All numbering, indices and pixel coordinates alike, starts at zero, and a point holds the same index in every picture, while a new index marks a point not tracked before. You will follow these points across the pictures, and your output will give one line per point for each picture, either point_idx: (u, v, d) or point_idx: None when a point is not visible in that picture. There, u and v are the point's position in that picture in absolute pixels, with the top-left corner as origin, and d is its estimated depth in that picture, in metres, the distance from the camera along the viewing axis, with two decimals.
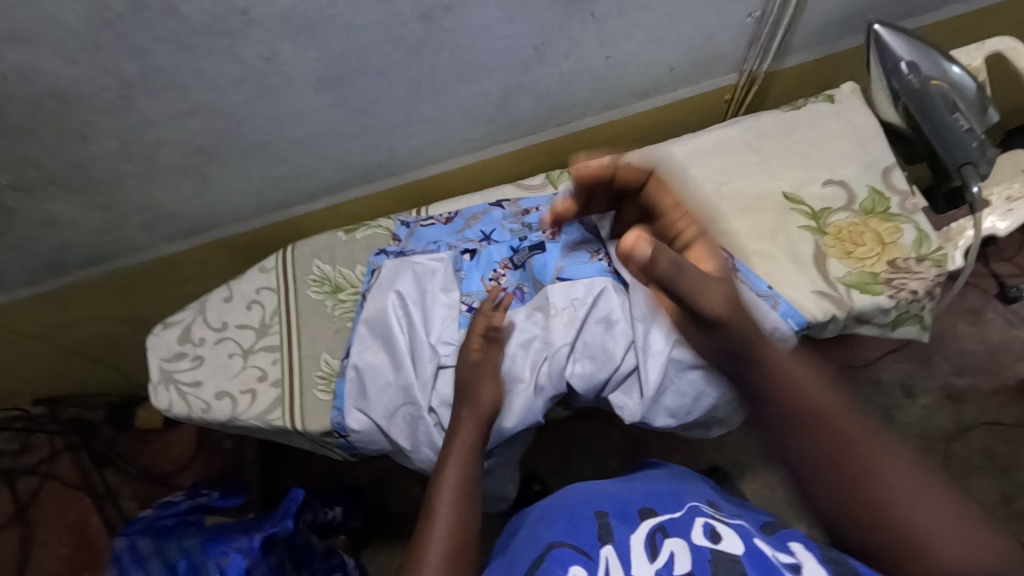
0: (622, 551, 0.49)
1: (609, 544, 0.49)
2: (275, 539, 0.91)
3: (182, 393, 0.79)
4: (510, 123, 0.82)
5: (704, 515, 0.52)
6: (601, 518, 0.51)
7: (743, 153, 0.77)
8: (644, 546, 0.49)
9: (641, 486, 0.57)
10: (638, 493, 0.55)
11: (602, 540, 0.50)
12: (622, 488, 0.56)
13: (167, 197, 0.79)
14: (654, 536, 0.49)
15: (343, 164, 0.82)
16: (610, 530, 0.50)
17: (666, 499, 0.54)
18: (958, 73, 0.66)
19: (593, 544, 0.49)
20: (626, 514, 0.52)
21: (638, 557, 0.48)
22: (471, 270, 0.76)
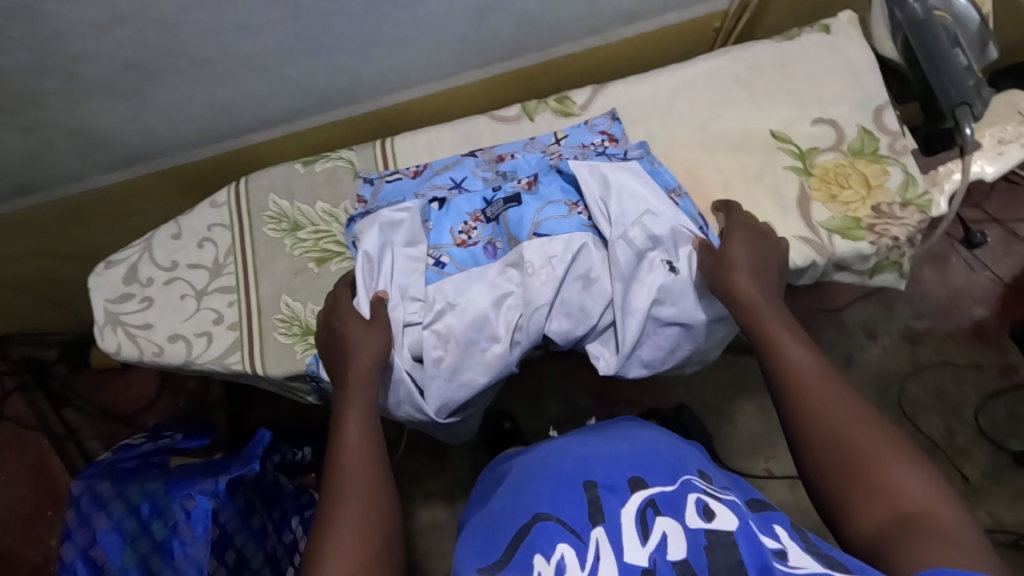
0: (613, 530, 0.45)
1: (599, 524, 0.46)
2: (241, 481, 0.89)
3: (131, 336, 0.74)
4: (483, 47, 0.75)
5: (699, 489, 0.48)
6: (591, 491, 0.49)
7: (732, 87, 0.73)
8: (636, 523, 0.45)
9: (631, 451, 0.53)
10: (630, 459, 0.52)
11: (592, 519, 0.46)
12: (613, 453, 0.53)
13: (100, 121, 0.71)
14: (645, 512, 0.46)
15: (299, 89, 0.74)
16: (600, 507, 0.47)
17: (658, 469, 0.50)
18: (963, 4, 0.62)
19: (583, 523, 0.46)
20: (616, 487, 0.49)
21: (629, 540, 0.44)
22: (440, 220, 0.72)
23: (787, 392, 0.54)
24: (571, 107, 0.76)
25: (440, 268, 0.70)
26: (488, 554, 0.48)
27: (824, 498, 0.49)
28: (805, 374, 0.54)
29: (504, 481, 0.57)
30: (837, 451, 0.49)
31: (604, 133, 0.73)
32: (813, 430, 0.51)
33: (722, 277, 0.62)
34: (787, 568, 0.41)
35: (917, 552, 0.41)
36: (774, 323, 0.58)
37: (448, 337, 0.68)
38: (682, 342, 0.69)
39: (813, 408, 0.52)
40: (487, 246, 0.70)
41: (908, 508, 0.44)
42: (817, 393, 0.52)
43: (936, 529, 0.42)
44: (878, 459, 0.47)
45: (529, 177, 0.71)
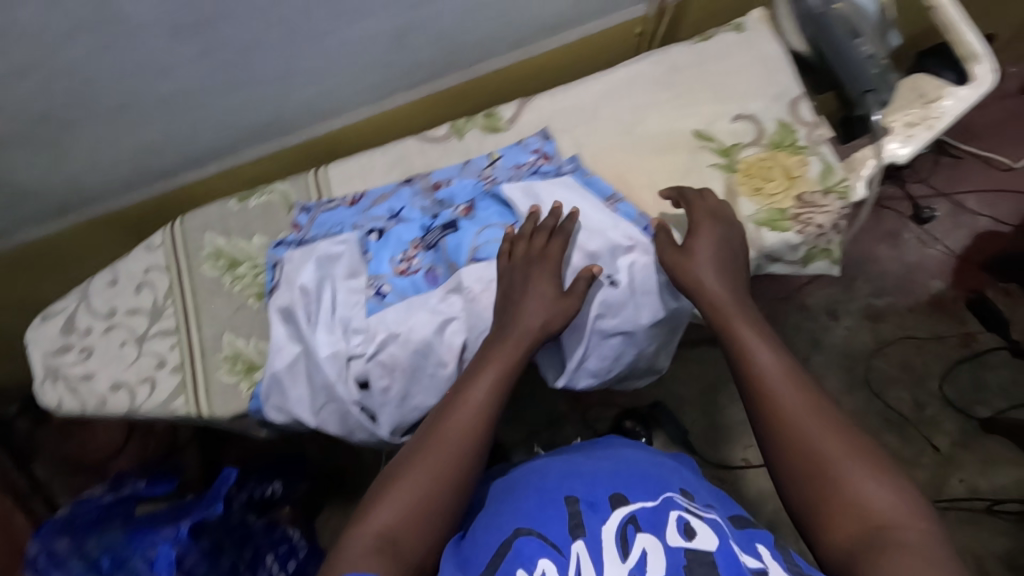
0: (594, 546, 0.46)
1: (580, 538, 0.46)
2: (205, 524, 0.88)
3: (73, 387, 0.73)
4: (406, 69, 0.75)
5: (680, 507, 0.49)
6: (572, 506, 0.49)
7: (653, 90, 0.74)
8: (616, 540, 0.46)
9: (612, 468, 0.54)
10: (609, 476, 0.52)
11: (572, 533, 0.46)
12: (593, 470, 0.53)
13: (20, 172, 0.70)
14: (625, 530, 0.46)
15: (224, 124, 0.74)
16: (581, 522, 0.47)
17: (639, 486, 0.51)
18: None
19: (564, 538, 0.46)
20: (597, 503, 0.49)
21: (610, 556, 0.45)
22: (379, 251, 0.72)
23: (760, 401, 0.52)
24: (498, 122, 0.76)
25: (381, 298, 0.70)
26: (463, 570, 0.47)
27: (797, 511, 0.49)
28: (776, 380, 0.52)
29: (485, 501, 0.56)
30: (808, 465, 0.48)
31: (538, 152, 0.73)
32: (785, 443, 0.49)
33: (689, 280, 0.60)
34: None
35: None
36: (744, 326, 0.56)
37: (392, 367, 0.69)
38: (628, 349, 0.71)
39: (787, 417, 0.50)
40: (428, 273, 0.70)
41: (875, 523, 0.44)
42: (786, 402, 0.51)
43: (903, 547, 0.42)
44: (846, 474, 0.47)
45: (466, 203, 0.72)
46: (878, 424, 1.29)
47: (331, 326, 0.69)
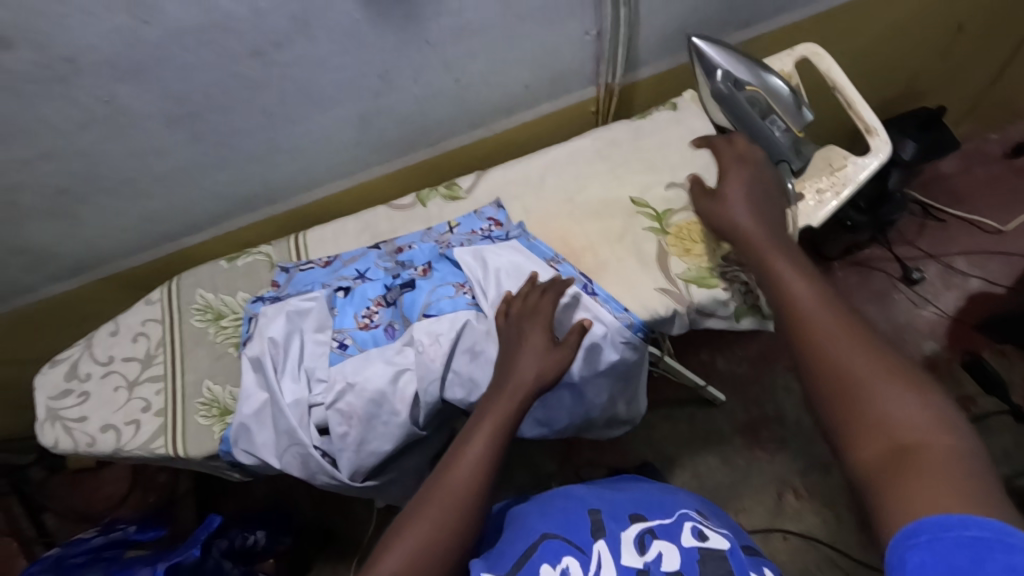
0: (612, 544, 0.60)
1: (601, 539, 0.60)
2: (179, 567, 0.91)
3: (68, 428, 0.81)
4: (378, 146, 0.86)
5: (693, 521, 0.64)
6: (595, 516, 0.64)
7: (596, 162, 0.82)
8: (634, 543, 0.60)
9: (635, 499, 0.69)
10: (632, 503, 0.67)
11: (595, 538, 0.61)
12: (619, 499, 0.68)
13: (42, 238, 0.81)
14: (643, 537, 0.60)
15: (219, 196, 0.85)
16: (602, 527, 0.62)
17: (656, 511, 0.66)
18: (771, 80, 0.71)
19: (587, 539, 0.60)
20: (619, 517, 0.64)
21: (628, 551, 0.59)
22: (344, 307, 0.79)
23: (789, 318, 0.52)
24: (458, 191, 0.85)
25: (343, 350, 0.77)
26: (505, 561, 0.61)
27: (826, 432, 0.46)
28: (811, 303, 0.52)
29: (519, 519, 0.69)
30: (835, 383, 0.46)
31: (491, 220, 0.81)
32: (815, 358, 0.48)
33: (732, 223, 0.65)
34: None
35: (904, 499, 0.38)
36: (782, 264, 0.58)
37: (350, 415, 0.74)
38: (571, 402, 0.76)
39: (815, 337, 0.49)
40: (387, 328, 0.77)
41: (905, 439, 0.41)
42: (819, 321, 0.50)
43: (939, 465, 0.39)
44: (876, 390, 0.44)
45: (425, 265, 0.79)
46: None
47: (297, 375, 0.76)
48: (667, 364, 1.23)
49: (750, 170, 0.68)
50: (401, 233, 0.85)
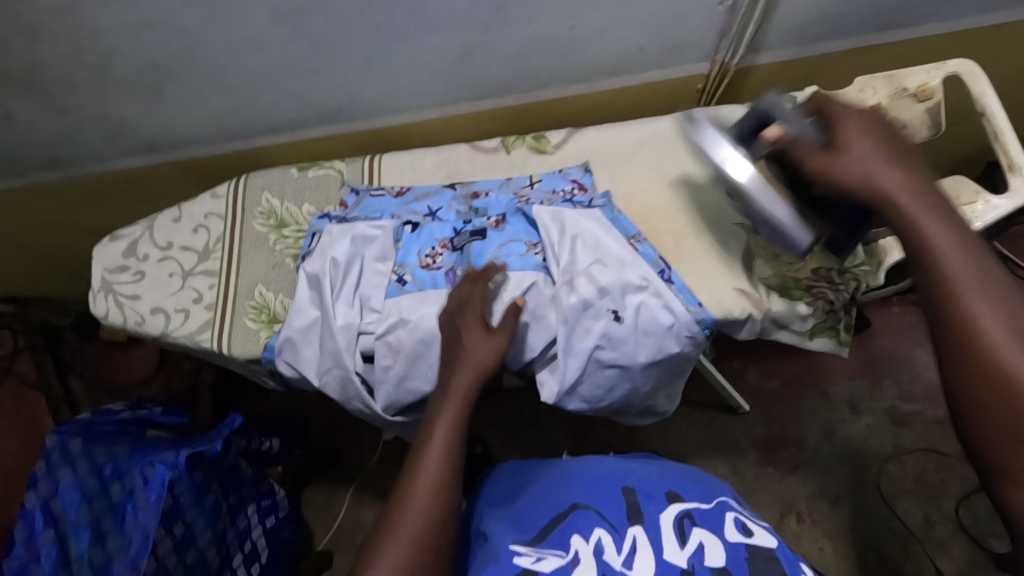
0: (650, 530, 0.59)
1: (638, 525, 0.60)
2: (201, 456, 0.93)
3: (120, 303, 0.81)
4: (472, 82, 0.82)
5: (735, 510, 0.63)
6: (629, 496, 0.63)
7: (695, 143, 0.77)
8: (675, 529, 0.59)
9: (670, 474, 0.67)
10: (670, 479, 0.66)
11: (630, 519, 0.60)
12: (658, 473, 0.67)
13: (123, 109, 0.80)
14: (683, 522, 0.59)
15: (302, 101, 0.82)
16: (639, 511, 0.61)
17: (694, 489, 0.65)
18: None
19: (622, 522, 0.60)
20: (655, 497, 0.63)
21: (671, 542, 0.57)
22: (409, 242, 0.78)
23: (925, 288, 0.48)
24: (546, 145, 0.81)
25: (402, 284, 0.76)
26: (534, 524, 0.62)
27: (966, 413, 0.46)
28: (959, 264, 0.47)
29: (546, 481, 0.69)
30: (981, 369, 0.45)
31: (575, 183, 0.77)
32: (962, 331, 0.46)
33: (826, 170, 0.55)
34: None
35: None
36: (920, 219, 0.50)
37: (397, 350, 0.74)
38: (620, 383, 0.73)
39: (956, 317, 0.46)
40: (447, 272, 0.75)
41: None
42: (969, 284, 0.46)
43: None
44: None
45: (498, 216, 0.77)
46: (883, 531, 1.26)
47: (350, 300, 0.75)
48: (704, 364, 1.20)
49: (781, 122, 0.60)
50: (479, 177, 0.82)
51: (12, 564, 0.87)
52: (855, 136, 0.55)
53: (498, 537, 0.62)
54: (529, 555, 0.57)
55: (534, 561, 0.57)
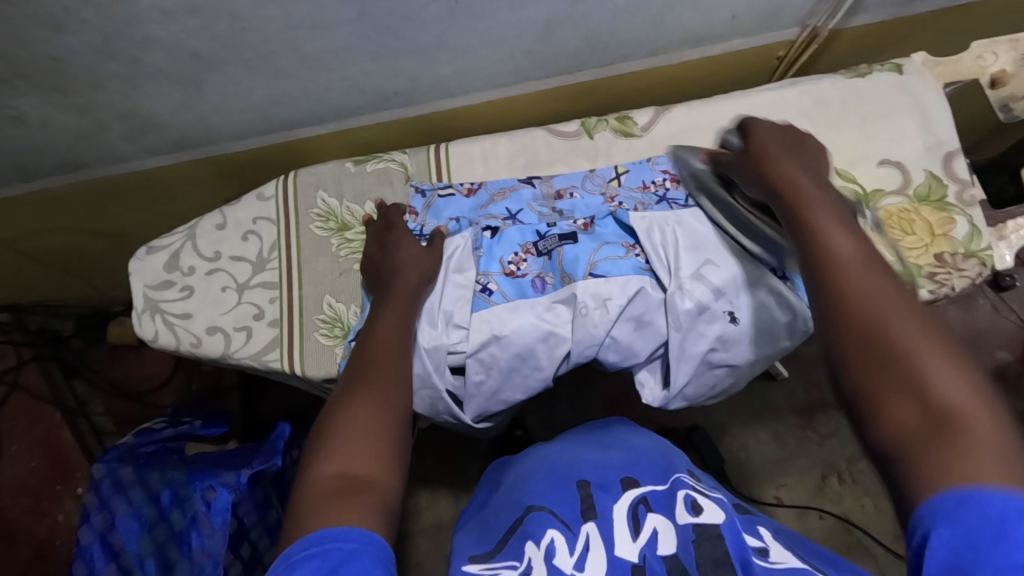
0: (604, 523, 0.53)
1: (592, 518, 0.53)
2: (263, 475, 0.88)
3: (170, 323, 0.73)
4: (546, 59, 0.74)
5: (687, 487, 0.57)
6: (584, 489, 0.57)
7: (797, 120, 0.72)
8: (627, 519, 0.53)
9: (627, 460, 0.62)
10: (624, 465, 0.61)
11: (584, 515, 0.54)
12: (614, 460, 0.62)
13: (155, 104, 0.70)
14: (636, 510, 0.54)
15: (358, 88, 0.74)
16: (592, 502, 0.55)
17: (648, 473, 0.60)
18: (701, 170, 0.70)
19: (575, 517, 0.54)
20: (609, 486, 0.57)
21: (623, 533, 0.52)
22: (491, 248, 0.71)
23: (847, 311, 0.45)
24: (632, 127, 0.75)
25: (487, 295, 0.70)
26: (489, 539, 0.56)
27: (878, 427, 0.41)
28: (867, 283, 0.46)
29: (496, 490, 0.66)
30: (890, 393, 0.41)
31: (667, 172, 0.73)
32: (871, 333, 0.43)
33: (759, 167, 0.60)
34: (767, 563, 0.49)
35: (943, 441, 0.37)
36: (827, 235, 0.51)
37: (490, 364, 0.69)
38: (726, 381, 0.70)
39: (877, 330, 0.43)
40: (536, 280, 0.70)
41: (910, 367, 0.41)
42: (863, 278, 0.47)
43: (926, 392, 0.39)
44: (937, 376, 0.40)
45: (586, 218, 0.72)
46: None
47: (434, 317, 0.69)
48: None
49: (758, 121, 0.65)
50: (565, 167, 0.76)
51: None
52: (776, 152, 0.59)
53: (455, 557, 0.56)
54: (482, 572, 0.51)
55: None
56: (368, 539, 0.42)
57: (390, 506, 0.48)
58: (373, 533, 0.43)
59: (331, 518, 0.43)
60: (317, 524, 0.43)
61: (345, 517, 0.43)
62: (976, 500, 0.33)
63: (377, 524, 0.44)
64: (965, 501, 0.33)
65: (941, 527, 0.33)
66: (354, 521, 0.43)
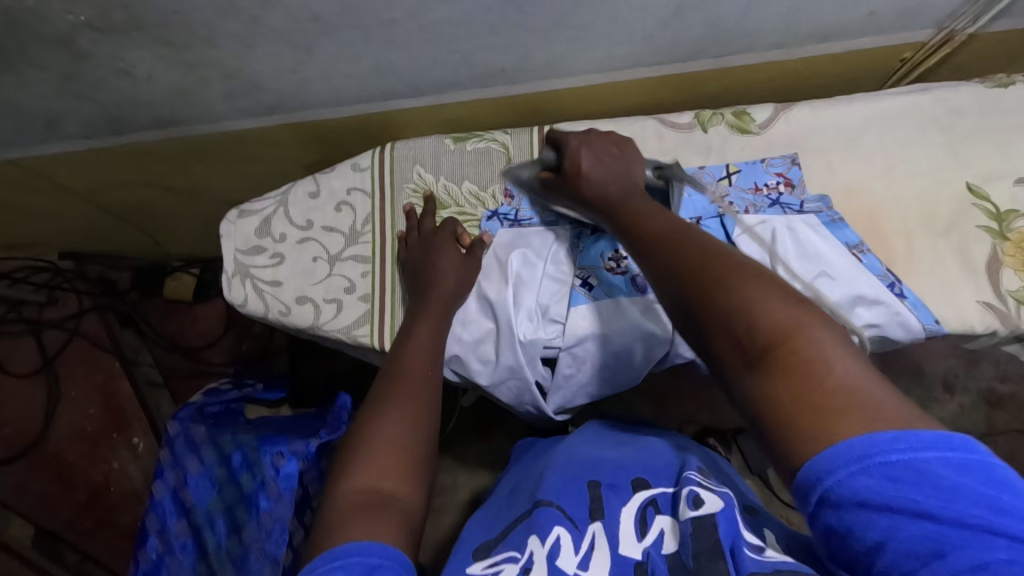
0: (611, 525, 0.51)
1: (598, 520, 0.51)
2: (331, 446, 0.86)
3: (260, 290, 0.73)
4: (665, 44, 0.71)
5: (693, 481, 0.52)
6: (593, 490, 0.55)
7: (928, 128, 0.68)
8: (634, 520, 0.51)
9: (638, 460, 0.60)
10: (634, 466, 0.59)
11: (592, 515, 0.52)
12: (622, 461, 0.60)
13: (261, 66, 0.68)
14: (645, 513, 0.52)
15: (466, 62, 0.71)
16: (601, 505, 0.53)
17: (661, 475, 0.57)
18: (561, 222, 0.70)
19: (583, 517, 0.52)
20: (618, 487, 0.55)
21: (628, 536, 0.49)
22: (592, 244, 0.69)
23: (675, 283, 0.44)
24: (750, 124, 0.70)
25: (587, 289, 0.68)
26: (492, 530, 0.56)
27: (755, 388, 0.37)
28: (685, 242, 0.46)
29: (503, 484, 0.68)
30: (752, 337, 0.38)
31: (782, 176, 0.68)
32: (691, 296, 0.42)
33: (581, 183, 0.60)
34: (759, 556, 0.43)
35: (820, 419, 0.34)
36: (653, 218, 0.51)
37: (583, 360, 0.68)
38: None
39: (696, 291, 0.42)
40: (637, 279, 0.67)
41: (778, 329, 0.37)
42: (689, 254, 0.45)
43: (826, 378, 0.35)
44: (796, 347, 0.36)
45: (693, 220, 0.65)
46: None
47: (530, 313, 0.67)
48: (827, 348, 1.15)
49: (585, 132, 0.64)
50: (674, 158, 0.71)
51: (147, 557, 0.85)
52: (590, 157, 0.60)
53: (458, 548, 0.54)
54: (484, 572, 0.48)
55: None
56: (391, 555, 0.43)
57: (413, 526, 0.47)
58: (395, 549, 0.43)
59: (354, 532, 0.44)
60: (342, 538, 0.43)
61: (369, 532, 0.44)
62: (866, 468, 0.32)
63: (400, 537, 0.45)
64: (852, 469, 0.32)
65: (833, 508, 0.33)
66: (378, 536, 0.43)
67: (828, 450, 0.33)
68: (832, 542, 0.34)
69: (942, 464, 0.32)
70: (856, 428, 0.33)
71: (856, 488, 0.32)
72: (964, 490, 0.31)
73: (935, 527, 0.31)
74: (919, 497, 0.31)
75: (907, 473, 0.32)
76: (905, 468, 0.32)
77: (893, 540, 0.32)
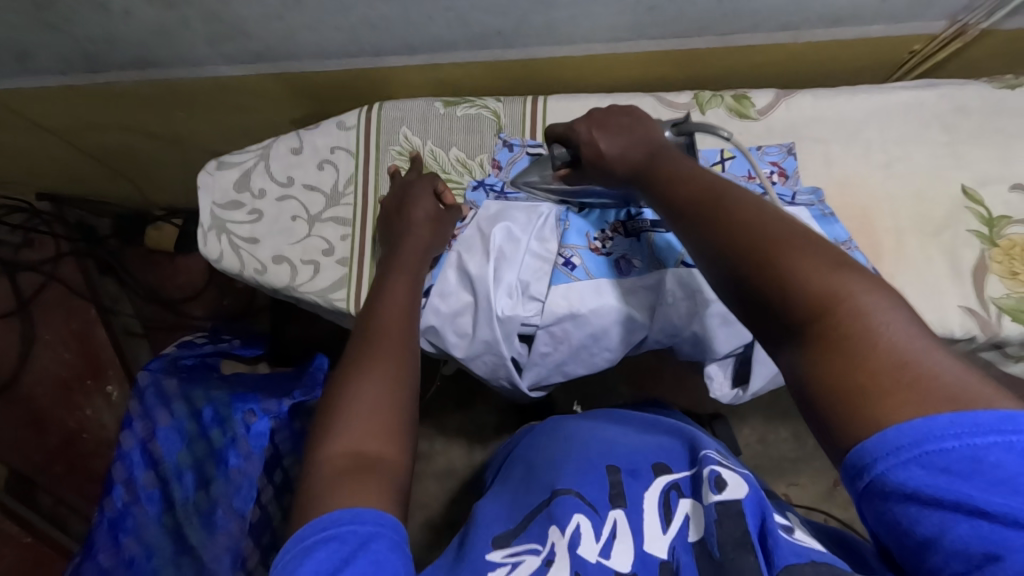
0: (633, 513, 0.49)
1: (620, 507, 0.49)
2: (303, 407, 0.86)
3: (235, 246, 0.70)
4: (670, 17, 0.68)
5: (712, 462, 0.50)
6: (614, 475, 0.53)
7: (931, 126, 0.67)
8: (658, 507, 0.49)
9: (652, 445, 0.58)
10: (650, 450, 0.57)
11: (613, 501, 0.50)
12: (637, 445, 0.58)
13: (246, 10, 0.65)
14: (668, 496, 0.50)
15: (461, 21, 0.68)
16: (621, 491, 0.51)
17: (681, 459, 0.55)
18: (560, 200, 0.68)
19: (603, 502, 0.50)
20: (638, 473, 0.53)
21: (652, 527, 0.47)
22: (577, 222, 0.68)
23: (717, 253, 0.42)
24: (749, 108, 0.68)
25: (569, 269, 0.66)
26: (511, 517, 0.53)
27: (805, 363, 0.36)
28: (726, 206, 0.44)
29: (509, 469, 0.66)
30: (798, 312, 0.37)
31: (776, 165, 0.65)
32: (733, 269, 0.41)
33: (607, 165, 0.58)
34: (792, 540, 0.43)
35: (875, 402, 0.33)
36: (686, 184, 0.49)
37: (561, 339, 0.67)
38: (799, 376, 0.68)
39: (739, 262, 0.40)
40: (620, 261, 0.66)
41: (821, 303, 0.36)
42: (732, 220, 0.43)
43: (874, 357, 0.34)
44: (845, 324, 0.35)
45: None
46: None
47: (511, 290, 0.66)
48: None
49: (588, 113, 0.62)
50: None
51: (113, 506, 0.85)
52: (608, 135, 0.58)
53: (473, 533, 0.53)
54: (505, 561, 0.46)
55: (510, 568, 0.46)
56: (384, 521, 0.42)
57: (402, 485, 0.47)
58: (386, 514, 0.43)
59: (342, 498, 0.43)
60: (331, 506, 0.42)
61: (358, 497, 0.43)
62: (919, 458, 0.31)
63: (388, 500, 0.44)
64: (902, 460, 0.32)
65: (880, 497, 0.33)
66: (368, 500, 0.43)
67: (876, 437, 0.32)
68: (881, 531, 0.34)
69: (1004, 451, 0.31)
70: (907, 414, 0.32)
71: (910, 474, 0.32)
72: (1022, 484, 0.30)
73: (991, 525, 0.30)
74: (974, 490, 0.31)
75: (963, 464, 0.31)
76: (960, 458, 0.31)
77: (947, 533, 0.31)
